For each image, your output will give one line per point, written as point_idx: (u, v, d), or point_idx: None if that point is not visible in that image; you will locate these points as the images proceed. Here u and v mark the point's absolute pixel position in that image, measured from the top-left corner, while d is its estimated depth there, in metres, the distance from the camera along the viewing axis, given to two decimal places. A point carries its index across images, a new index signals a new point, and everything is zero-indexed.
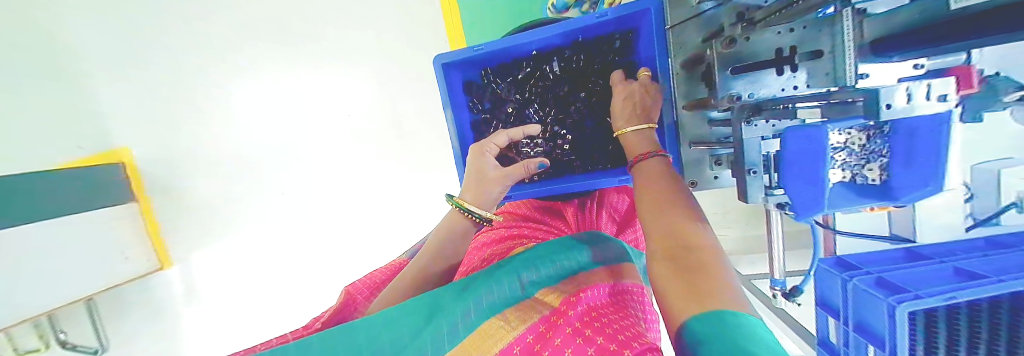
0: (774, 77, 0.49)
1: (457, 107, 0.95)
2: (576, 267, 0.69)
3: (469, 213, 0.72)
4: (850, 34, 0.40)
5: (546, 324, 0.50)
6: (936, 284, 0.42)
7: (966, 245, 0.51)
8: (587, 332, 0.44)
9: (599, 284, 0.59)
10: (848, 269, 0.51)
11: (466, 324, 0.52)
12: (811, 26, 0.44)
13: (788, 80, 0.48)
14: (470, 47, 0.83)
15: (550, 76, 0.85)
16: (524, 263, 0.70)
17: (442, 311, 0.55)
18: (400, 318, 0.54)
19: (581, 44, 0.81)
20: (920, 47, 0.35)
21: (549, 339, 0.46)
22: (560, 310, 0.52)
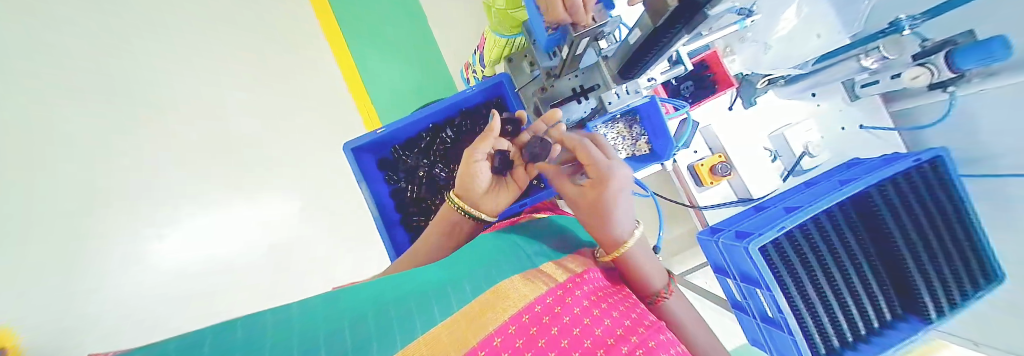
0: (577, 105, 0.51)
1: (374, 187, 0.65)
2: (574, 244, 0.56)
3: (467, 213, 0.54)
4: (603, 70, 0.50)
5: (556, 300, 0.37)
6: (770, 221, 0.62)
7: (799, 192, 0.68)
8: (598, 310, 0.37)
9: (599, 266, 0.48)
10: (721, 232, 0.69)
11: (481, 282, 0.40)
12: (586, 71, 0.52)
13: (585, 106, 0.51)
14: (380, 128, 0.61)
15: (453, 145, 0.67)
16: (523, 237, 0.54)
17: (445, 286, 0.38)
18: (399, 289, 0.38)
19: (472, 115, 0.67)
20: (642, 58, 0.43)
21: (562, 315, 0.35)
22: (565, 289, 0.40)
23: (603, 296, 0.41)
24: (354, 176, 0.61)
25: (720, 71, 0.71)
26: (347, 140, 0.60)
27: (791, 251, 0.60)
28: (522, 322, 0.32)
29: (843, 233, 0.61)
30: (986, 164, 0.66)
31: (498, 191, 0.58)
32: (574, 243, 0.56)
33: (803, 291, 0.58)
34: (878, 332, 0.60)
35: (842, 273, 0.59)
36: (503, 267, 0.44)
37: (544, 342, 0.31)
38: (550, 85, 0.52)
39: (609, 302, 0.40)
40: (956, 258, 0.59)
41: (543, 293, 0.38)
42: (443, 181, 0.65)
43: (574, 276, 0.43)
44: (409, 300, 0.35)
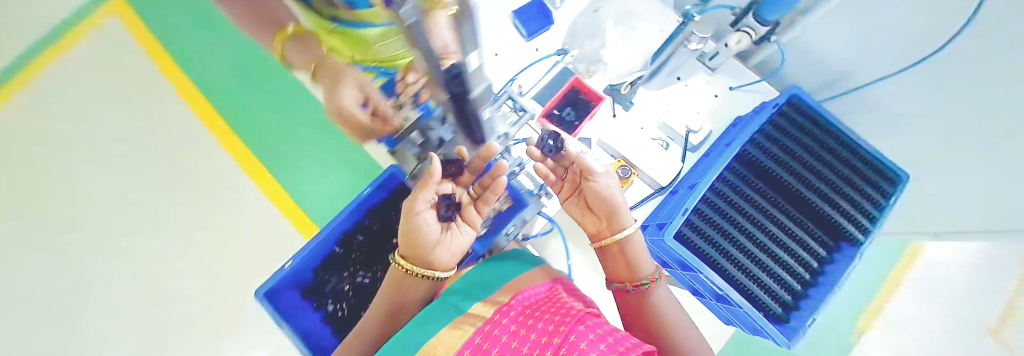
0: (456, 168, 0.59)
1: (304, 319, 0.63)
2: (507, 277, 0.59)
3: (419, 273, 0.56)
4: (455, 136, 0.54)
5: (484, 336, 0.43)
6: (680, 204, 0.65)
7: (700, 168, 0.72)
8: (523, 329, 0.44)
9: (527, 289, 0.55)
10: (648, 228, 0.71)
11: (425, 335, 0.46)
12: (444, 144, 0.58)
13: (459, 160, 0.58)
14: (289, 262, 0.61)
15: (371, 248, 0.66)
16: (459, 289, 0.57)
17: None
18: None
19: (380, 212, 0.67)
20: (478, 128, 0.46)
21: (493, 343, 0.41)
22: (494, 321, 0.46)
23: (533, 313, 0.48)
24: (273, 317, 0.59)
25: (588, 91, 0.78)
26: (259, 286, 0.60)
27: (707, 227, 0.62)
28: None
29: (746, 192, 0.64)
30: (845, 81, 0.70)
31: (450, 235, 0.61)
32: (506, 277, 0.59)
33: (733, 262, 0.60)
34: (821, 272, 0.60)
35: (760, 230, 0.61)
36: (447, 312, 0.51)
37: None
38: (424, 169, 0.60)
39: (536, 315, 0.47)
40: (851, 178, 0.62)
41: (483, 329, 0.45)
42: (369, 288, 0.65)
43: (501, 306, 0.49)
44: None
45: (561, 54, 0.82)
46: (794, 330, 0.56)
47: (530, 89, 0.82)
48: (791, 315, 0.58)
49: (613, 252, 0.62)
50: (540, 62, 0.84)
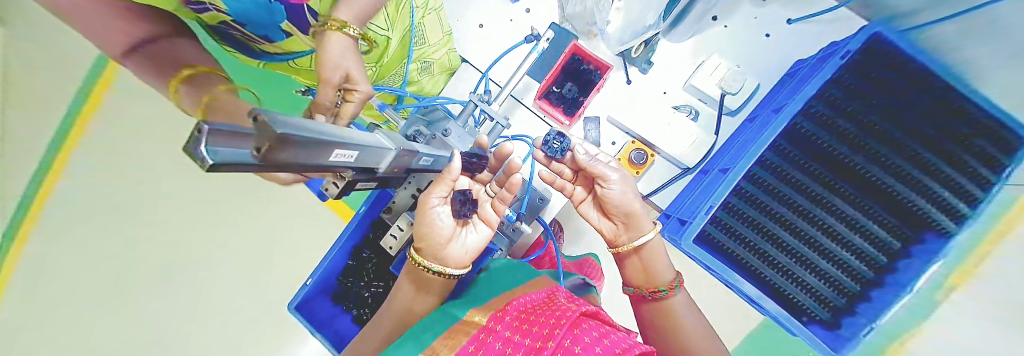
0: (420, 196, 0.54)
1: (332, 324, 0.69)
2: (510, 282, 0.49)
3: (427, 271, 0.44)
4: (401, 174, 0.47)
5: (475, 343, 0.33)
6: (707, 193, 0.57)
7: (735, 144, 0.61)
8: (522, 331, 0.34)
9: (529, 292, 0.44)
10: (668, 218, 0.63)
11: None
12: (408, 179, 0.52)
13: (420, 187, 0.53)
14: (306, 278, 0.66)
15: (378, 259, 0.69)
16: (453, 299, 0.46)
17: None
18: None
19: (381, 225, 0.69)
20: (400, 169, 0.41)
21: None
22: (487, 328, 0.35)
23: (531, 315, 0.37)
24: (306, 328, 0.66)
25: (592, 59, 0.65)
26: (289, 301, 0.66)
27: (742, 226, 0.56)
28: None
29: (790, 179, 0.56)
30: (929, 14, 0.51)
31: (465, 234, 0.49)
32: (508, 282, 0.49)
33: (771, 265, 0.55)
34: (890, 269, 0.52)
35: (809, 224, 0.54)
36: (428, 327, 0.39)
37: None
38: (394, 204, 0.56)
39: (533, 318, 0.36)
40: (940, 156, 0.50)
41: (466, 339, 0.33)
42: (384, 296, 0.68)
43: (497, 311, 0.39)
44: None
45: (531, 40, 0.68)
46: (846, 338, 0.51)
47: (511, 84, 0.65)
48: (843, 321, 0.52)
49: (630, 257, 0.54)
50: (512, 48, 0.70)
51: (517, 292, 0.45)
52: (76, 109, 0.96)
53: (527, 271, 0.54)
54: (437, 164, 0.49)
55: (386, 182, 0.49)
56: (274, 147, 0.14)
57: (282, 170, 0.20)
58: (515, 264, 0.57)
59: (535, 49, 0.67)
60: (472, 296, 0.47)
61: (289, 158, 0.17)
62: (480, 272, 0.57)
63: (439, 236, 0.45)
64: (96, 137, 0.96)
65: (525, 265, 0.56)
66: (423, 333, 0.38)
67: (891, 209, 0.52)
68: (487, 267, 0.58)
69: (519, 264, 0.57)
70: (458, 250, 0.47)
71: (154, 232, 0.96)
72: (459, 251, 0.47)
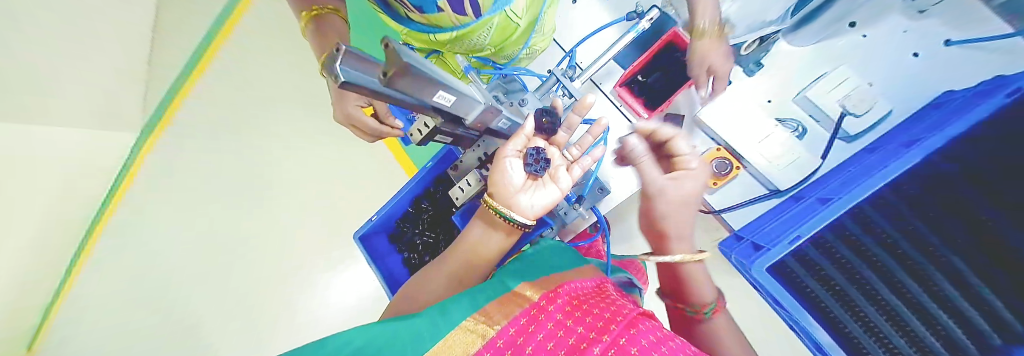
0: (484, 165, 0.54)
1: (385, 259, 0.76)
2: (560, 265, 0.50)
3: (506, 219, 0.45)
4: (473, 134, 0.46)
5: (528, 316, 0.33)
6: (799, 220, 0.50)
7: (851, 171, 0.51)
8: (575, 318, 0.34)
9: (579, 279, 0.44)
10: (742, 241, 0.57)
11: (453, 311, 0.33)
12: (480, 142, 0.53)
13: (486, 149, 0.53)
14: (372, 213, 0.73)
15: (434, 213, 0.73)
16: (504, 270, 0.46)
17: (411, 336, 0.29)
18: (368, 330, 0.30)
19: (442, 183, 0.73)
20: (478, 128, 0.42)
21: (536, 332, 0.31)
22: (540, 304, 0.36)
23: (585, 304, 0.37)
24: (365, 258, 0.73)
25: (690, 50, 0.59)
26: (355, 231, 0.74)
27: (826, 261, 0.52)
28: (503, 342, 0.29)
29: (898, 229, 0.50)
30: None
31: (534, 190, 0.48)
32: (557, 264, 0.50)
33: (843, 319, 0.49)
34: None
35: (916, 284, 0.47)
36: (479, 290, 0.39)
37: (531, 349, 0.28)
38: (461, 163, 0.57)
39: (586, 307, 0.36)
40: None
41: (518, 308, 0.34)
42: (435, 246, 0.73)
43: (550, 290, 0.39)
44: (378, 343, 0.27)
45: (633, 18, 0.64)
46: None
47: (593, 69, 0.63)
48: None
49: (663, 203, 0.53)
50: (606, 27, 0.67)
51: (564, 276, 0.44)
52: (241, 41, 1.25)
53: (576, 259, 0.54)
54: (510, 130, 0.50)
55: (460, 140, 0.49)
56: (399, 72, 0.19)
57: (386, 99, 0.26)
58: (562, 248, 0.57)
59: (635, 30, 0.61)
60: (520, 266, 0.48)
61: (404, 89, 0.22)
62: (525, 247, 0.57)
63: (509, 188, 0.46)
64: (248, 64, 1.24)
65: (572, 252, 0.56)
66: (476, 295, 0.38)
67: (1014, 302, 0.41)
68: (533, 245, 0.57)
69: (566, 249, 0.57)
70: (533, 204, 0.47)
71: (268, 147, 1.19)
72: (533, 206, 0.47)
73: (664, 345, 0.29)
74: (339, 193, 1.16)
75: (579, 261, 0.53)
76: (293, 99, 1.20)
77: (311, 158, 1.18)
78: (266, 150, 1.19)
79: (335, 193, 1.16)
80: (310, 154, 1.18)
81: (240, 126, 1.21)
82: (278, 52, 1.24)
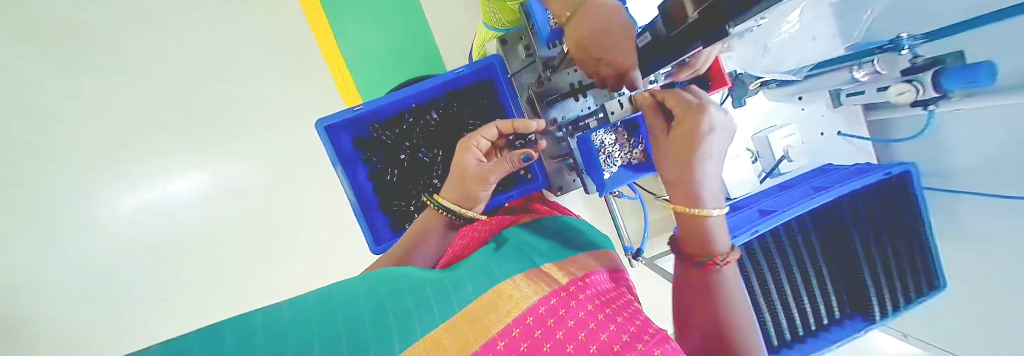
0: (574, 103, 0.48)
1: (351, 169, 0.60)
2: (574, 244, 0.50)
3: (450, 213, 0.49)
4: None
5: (549, 306, 0.36)
6: (747, 222, 0.65)
7: (785, 197, 0.69)
8: (601, 313, 0.36)
9: (602, 270, 0.45)
10: None
11: (482, 278, 0.38)
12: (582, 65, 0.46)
13: (581, 74, 0.47)
14: (351, 107, 0.55)
15: (435, 129, 0.62)
16: (530, 243, 0.48)
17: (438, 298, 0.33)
18: (422, 273, 0.37)
19: (456, 99, 0.62)
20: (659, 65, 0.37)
21: (557, 327, 0.34)
22: (563, 289, 0.39)
23: (606, 301, 0.39)
24: (328, 157, 0.55)
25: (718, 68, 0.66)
26: (320, 116, 0.54)
27: (762, 252, 0.64)
28: (517, 331, 0.32)
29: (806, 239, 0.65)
30: (936, 178, 0.69)
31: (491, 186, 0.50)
32: (567, 241, 0.51)
33: (767, 296, 0.64)
34: (837, 322, 0.65)
35: (802, 274, 0.65)
36: (505, 258, 0.44)
37: (548, 346, 0.31)
38: (547, 79, 0.48)
39: (614, 307, 0.38)
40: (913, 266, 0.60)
41: (545, 293, 0.37)
42: (425, 167, 0.63)
43: (575, 278, 0.41)
44: (425, 292, 0.34)
45: None
46: None
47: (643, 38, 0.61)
48: (780, 350, 0.63)
49: (673, 150, 0.34)
50: None
51: (591, 263, 0.45)
52: None
53: (588, 235, 0.54)
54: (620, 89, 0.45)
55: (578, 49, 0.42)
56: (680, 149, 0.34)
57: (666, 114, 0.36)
58: (571, 219, 0.59)
59: None
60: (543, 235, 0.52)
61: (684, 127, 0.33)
62: (538, 215, 0.58)
63: (457, 178, 0.48)
64: None
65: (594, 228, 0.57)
66: (501, 264, 0.42)
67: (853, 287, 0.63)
68: (546, 218, 0.58)
69: (574, 219, 0.59)
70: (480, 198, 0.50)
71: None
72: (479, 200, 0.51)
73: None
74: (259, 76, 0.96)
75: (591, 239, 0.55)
76: None
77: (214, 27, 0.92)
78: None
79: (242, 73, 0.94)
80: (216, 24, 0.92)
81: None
82: None
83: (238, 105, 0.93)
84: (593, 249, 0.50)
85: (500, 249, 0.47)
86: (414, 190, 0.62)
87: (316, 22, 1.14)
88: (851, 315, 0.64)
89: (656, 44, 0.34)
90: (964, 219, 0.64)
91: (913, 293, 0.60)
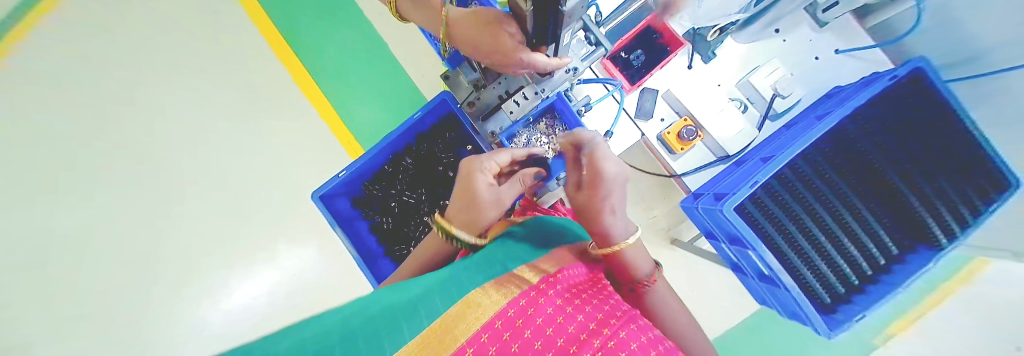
0: (506, 114, 0.55)
1: (353, 227, 0.68)
2: (551, 242, 0.50)
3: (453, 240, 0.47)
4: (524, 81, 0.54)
5: (520, 307, 0.33)
6: (748, 176, 0.59)
7: (788, 135, 0.62)
8: (571, 307, 0.35)
9: (574, 265, 0.44)
10: (697, 199, 0.68)
11: (451, 290, 0.36)
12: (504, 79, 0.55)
13: (505, 85, 0.55)
14: (336, 173, 0.63)
15: (414, 172, 0.68)
16: (504, 250, 0.47)
17: (410, 313, 0.31)
18: (395, 296, 0.35)
19: (424, 141, 0.68)
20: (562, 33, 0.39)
21: (528, 326, 0.30)
22: (537, 288, 0.37)
23: (580, 294, 0.38)
24: (328, 222, 0.62)
25: (667, 32, 0.71)
26: (314, 189, 0.62)
27: (773, 204, 0.59)
28: (486, 336, 0.28)
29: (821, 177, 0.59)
30: (978, 65, 0.56)
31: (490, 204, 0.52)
32: (545, 240, 0.51)
33: (799, 249, 0.57)
34: (899, 260, 0.55)
35: (836, 216, 0.57)
36: (477, 267, 0.42)
37: (518, 346, 0.28)
38: (476, 99, 0.56)
39: (584, 296, 0.37)
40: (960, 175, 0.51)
41: (513, 296, 0.35)
42: (414, 208, 0.68)
43: (546, 276, 0.40)
44: (393, 312, 0.31)
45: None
46: (839, 320, 0.54)
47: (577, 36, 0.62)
48: (840, 307, 0.56)
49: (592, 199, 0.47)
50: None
51: (563, 259, 0.45)
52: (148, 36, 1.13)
53: (569, 236, 0.54)
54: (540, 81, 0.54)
55: (481, 45, 0.47)
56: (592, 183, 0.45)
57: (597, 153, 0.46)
58: (554, 221, 0.59)
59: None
60: (529, 239, 0.50)
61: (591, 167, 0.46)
62: (518, 222, 0.58)
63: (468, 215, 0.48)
64: (150, 52, 1.12)
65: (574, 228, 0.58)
66: (473, 274, 0.40)
67: (897, 218, 0.55)
68: (526, 222, 0.58)
69: (556, 221, 0.59)
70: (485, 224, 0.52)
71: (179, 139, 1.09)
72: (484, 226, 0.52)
73: (654, 348, 0.29)
74: (275, 171, 1.11)
75: (574, 238, 0.54)
76: (218, 81, 1.12)
77: (231, 142, 1.10)
78: (147, 122, 1.09)
79: (259, 174, 1.10)
80: (231, 138, 1.10)
81: (82, 91, 1.06)
82: (180, 39, 1.13)
83: (267, 199, 1.09)
84: (574, 248, 0.49)
85: (475, 257, 0.46)
86: (409, 230, 0.67)
87: (308, 88, 1.16)
88: (913, 247, 0.54)
89: (537, 23, 0.36)
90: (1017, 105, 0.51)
91: (979, 205, 0.49)
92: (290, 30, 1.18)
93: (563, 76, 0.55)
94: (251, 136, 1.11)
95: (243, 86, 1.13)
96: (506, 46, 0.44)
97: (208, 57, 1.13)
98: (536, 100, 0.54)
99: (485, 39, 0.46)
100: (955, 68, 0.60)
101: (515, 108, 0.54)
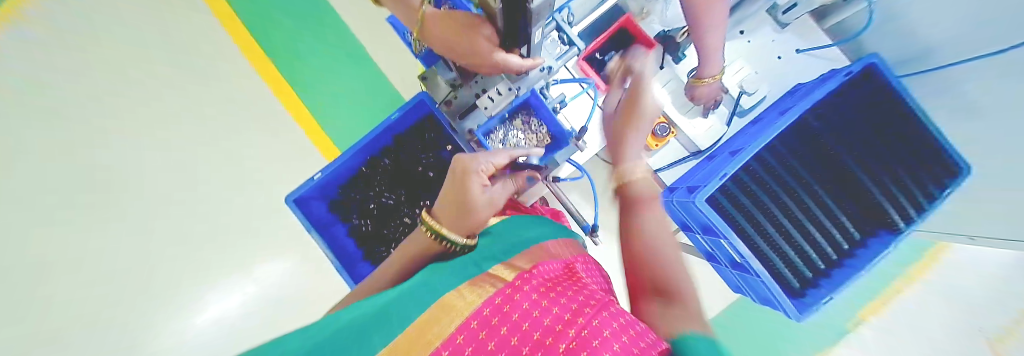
0: (483, 111, 0.56)
1: (330, 231, 0.67)
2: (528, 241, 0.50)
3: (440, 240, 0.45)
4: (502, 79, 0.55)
5: (495, 306, 0.32)
6: (721, 169, 0.61)
7: (755, 131, 0.65)
8: (546, 301, 0.34)
9: (550, 262, 0.44)
10: (673, 194, 0.70)
11: (426, 294, 0.36)
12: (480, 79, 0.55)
13: (481, 84, 0.56)
14: (311, 176, 0.62)
15: (392, 173, 0.67)
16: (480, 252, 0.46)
17: (383, 321, 0.31)
18: (366, 306, 0.35)
19: (403, 141, 0.68)
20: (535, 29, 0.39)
21: (504, 325, 0.30)
22: (512, 286, 0.37)
23: (555, 287, 0.38)
24: (302, 225, 0.61)
25: (640, 34, 0.72)
26: (288, 192, 0.61)
27: (744, 196, 0.61)
28: (461, 337, 0.27)
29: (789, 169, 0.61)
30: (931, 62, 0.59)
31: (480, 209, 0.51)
32: (522, 239, 0.51)
33: (769, 237, 0.59)
34: (861, 245, 0.57)
35: (803, 204, 0.59)
36: (452, 269, 0.42)
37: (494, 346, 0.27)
38: (454, 98, 0.57)
39: (559, 290, 0.37)
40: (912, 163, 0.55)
41: (488, 295, 0.34)
42: (393, 209, 0.67)
43: (522, 273, 0.40)
44: (365, 321, 0.31)
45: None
46: (808, 305, 0.56)
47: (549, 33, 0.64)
48: (809, 292, 0.58)
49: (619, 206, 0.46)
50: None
51: (539, 256, 0.45)
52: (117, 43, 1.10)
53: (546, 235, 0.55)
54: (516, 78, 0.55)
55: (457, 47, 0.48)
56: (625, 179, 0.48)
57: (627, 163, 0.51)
58: (532, 221, 0.60)
59: None
60: (508, 239, 0.51)
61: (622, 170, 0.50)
62: (495, 223, 0.58)
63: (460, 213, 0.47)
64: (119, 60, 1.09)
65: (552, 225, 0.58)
66: (448, 278, 0.40)
67: (859, 204, 0.58)
68: (503, 223, 0.58)
69: (534, 221, 0.60)
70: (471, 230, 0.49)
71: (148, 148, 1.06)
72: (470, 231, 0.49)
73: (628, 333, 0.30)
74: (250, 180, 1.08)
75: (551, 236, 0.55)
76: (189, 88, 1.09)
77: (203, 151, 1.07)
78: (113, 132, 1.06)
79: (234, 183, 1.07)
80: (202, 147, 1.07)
81: (44, 101, 1.02)
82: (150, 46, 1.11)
83: (242, 210, 1.06)
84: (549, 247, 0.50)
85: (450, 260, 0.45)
86: (388, 231, 0.66)
87: (286, 95, 1.14)
88: (874, 232, 0.57)
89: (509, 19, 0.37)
90: (965, 99, 0.55)
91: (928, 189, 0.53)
92: (264, 36, 1.16)
93: (537, 74, 0.58)
94: (225, 144, 1.08)
95: (217, 94, 1.11)
96: (481, 49, 0.45)
97: (179, 64, 1.11)
98: (510, 96, 0.55)
99: (460, 41, 0.47)
100: (910, 62, 0.64)
101: (491, 105, 0.55)
